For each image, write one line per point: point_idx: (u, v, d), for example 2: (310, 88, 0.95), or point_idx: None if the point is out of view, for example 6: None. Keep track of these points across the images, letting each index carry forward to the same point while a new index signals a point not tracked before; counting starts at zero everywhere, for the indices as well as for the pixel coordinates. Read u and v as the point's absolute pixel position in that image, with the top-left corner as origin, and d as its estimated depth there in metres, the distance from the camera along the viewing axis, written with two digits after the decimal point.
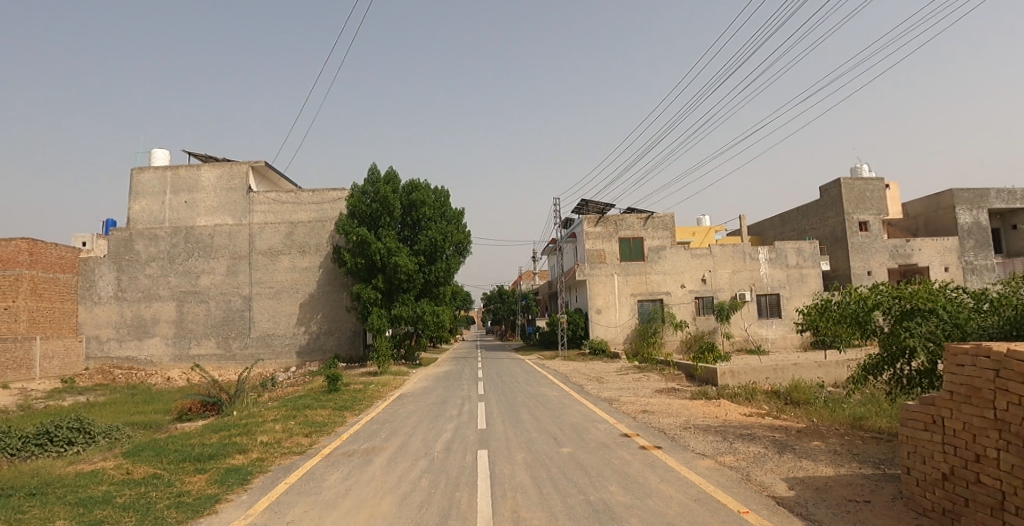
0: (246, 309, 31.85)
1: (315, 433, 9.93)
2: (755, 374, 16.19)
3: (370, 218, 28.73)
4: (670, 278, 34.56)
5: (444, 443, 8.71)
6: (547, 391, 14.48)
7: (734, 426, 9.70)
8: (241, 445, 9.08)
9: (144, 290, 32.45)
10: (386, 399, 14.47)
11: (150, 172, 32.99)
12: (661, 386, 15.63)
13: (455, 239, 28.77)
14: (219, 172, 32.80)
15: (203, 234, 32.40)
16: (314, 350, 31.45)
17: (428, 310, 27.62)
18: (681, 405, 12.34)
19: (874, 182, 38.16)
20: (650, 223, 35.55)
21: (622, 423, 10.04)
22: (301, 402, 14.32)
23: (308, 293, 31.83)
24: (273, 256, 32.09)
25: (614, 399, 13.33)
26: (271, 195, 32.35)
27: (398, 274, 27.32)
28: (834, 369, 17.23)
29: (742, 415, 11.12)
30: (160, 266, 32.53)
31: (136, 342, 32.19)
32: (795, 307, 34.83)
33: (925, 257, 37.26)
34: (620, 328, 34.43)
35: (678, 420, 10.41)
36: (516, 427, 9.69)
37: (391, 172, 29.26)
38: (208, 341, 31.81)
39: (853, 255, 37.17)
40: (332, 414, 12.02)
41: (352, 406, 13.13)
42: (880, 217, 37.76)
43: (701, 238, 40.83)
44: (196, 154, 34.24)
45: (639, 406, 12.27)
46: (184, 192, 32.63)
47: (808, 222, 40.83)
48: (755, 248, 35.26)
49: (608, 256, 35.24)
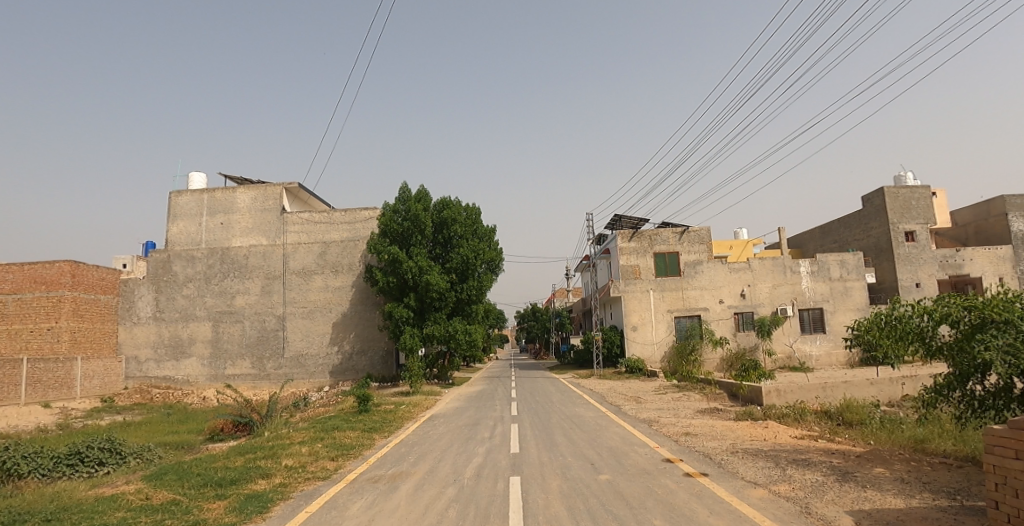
0: (279, 328, 32.17)
1: (342, 457, 9.60)
2: (804, 393, 15.24)
3: (401, 236, 28.71)
4: (707, 293, 33.51)
5: (474, 468, 8.26)
6: (584, 412, 13.88)
7: (786, 450, 8.91)
8: (265, 470, 8.83)
9: (181, 311, 33.16)
10: (416, 420, 14.12)
11: (188, 196, 33.98)
12: (704, 406, 14.82)
13: (486, 257, 28.54)
14: (254, 194, 33.52)
15: (239, 255, 33.04)
16: (347, 370, 31.48)
17: (460, 328, 27.32)
18: (727, 427, 11.54)
19: (920, 190, 36.45)
20: (686, 237, 34.65)
21: (662, 447, 9.34)
22: (331, 423, 14.08)
23: (341, 313, 31.98)
24: (307, 275, 32.44)
25: (654, 420, 12.64)
26: (304, 216, 32.85)
27: (430, 293, 27.14)
28: (889, 387, 16.09)
29: (794, 438, 10.27)
30: (197, 287, 33.25)
31: (173, 362, 32.82)
32: (841, 322, 33.24)
33: (979, 268, 35.20)
34: (656, 346, 33.45)
35: (724, 444, 9.64)
36: (550, 451, 9.15)
37: (422, 190, 29.29)
38: (243, 361, 32.19)
39: (901, 267, 35.40)
40: (361, 436, 11.72)
41: (381, 428, 12.81)
42: (927, 226, 35.97)
43: (739, 251, 39.61)
44: (232, 177, 35.13)
45: (681, 428, 11.55)
46: (220, 214, 33.45)
47: (850, 233, 39.23)
48: (796, 261, 33.93)
49: (642, 271, 34.45)
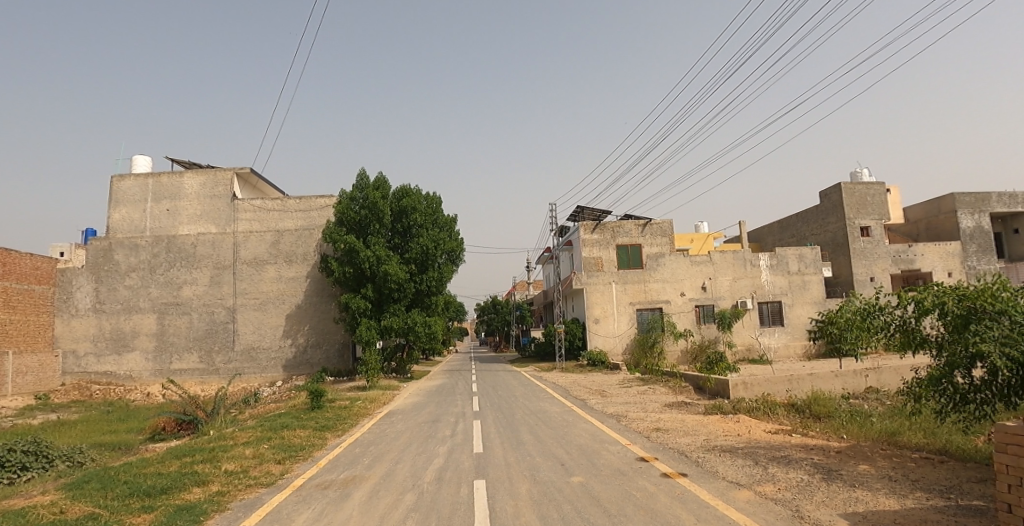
0: (230, 321, 30.55)
1: (290, 460, 8.76)
2: (770, 385, 15.16)
3: (359, 225, 27.61)
4: (670, 286, 33.63)
5: (435, 471, 7.56)
6: (548, 407, 13.36)
7: (762, 446, 8.59)
8: (202, 476, 7.90)
9: (124, 302, 31.09)
10: (373, 417, 13.28)
11: (130, 180, 31.81)
12: (671, 399, 14.54)
13: (447, 247, 27.75)
14: (203, 179, 31.65)
15: (186, 244, 31.18)
16: (301, 364, 30.19)
17: (419, 321, 26.46)
18: (698, 422, 11.24)
19: (875, 187, 37.54)
20: (649, 229, 34.63)
21: (636, 444, 8.92)
22: (280, 421, 13.10)
23: (295, 304, 30.60)
24: (259, 265, 30.88)
25: (622, 415, 12.22)
26: (257, 203, 31.23)
27: (388, 284, 26.19)
28: (852, 378, 16.20)
29: (767, 433, 10.00)
30: (140, 276, 31.22)
31: (114, 357, 30.76)
32: (799, 314, 33.93)
33: (928, 262, 36.57)
34: (619, 338, 33.37)
35: (698, 440, 9.28)
36: (516, 451, 8.54)
37: (381, 178, 28.22)
38: (191, 355, 30.44)
39: (855, 261, 36.40)
40: (312, 436, 10.85)
41: (335, 426, 11.95)
42: (881, 222, 37.09)
43: (700, 244, 39.98)
44: (179, 161, 33.08)
45: (650, 423, 11.19)
46: (166, 199, 31.46)
47: (808, 228, 40.14)
48: (756, 255, 34.41)
49: (605, 263, 34.29)
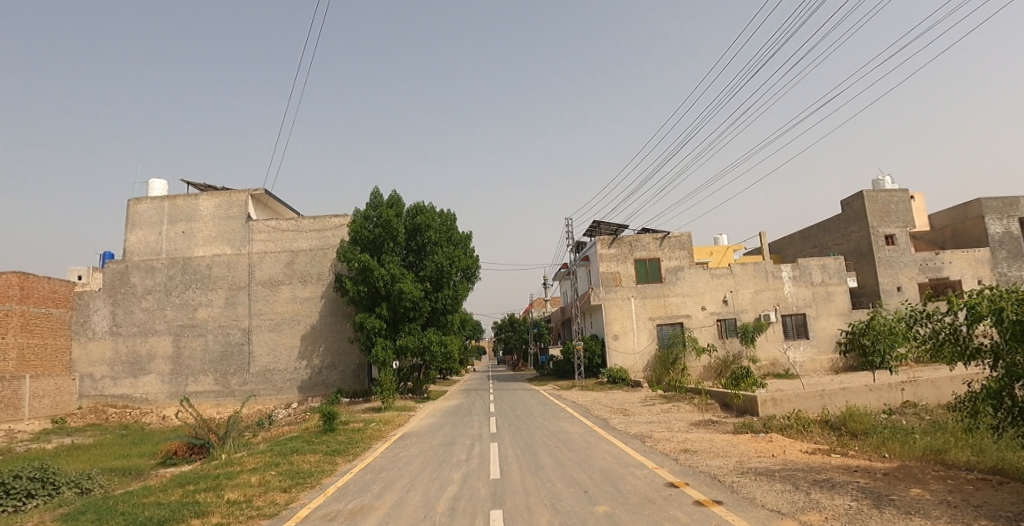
0: (245, 342, 30.42)
1: (296, 488, 8.30)
2: (801, 401, 14.41)
3: (372, 244, 27.41)
4: (689, 300, 32.84)
5: (447, 500, 7.04)
6: (568, 427, 12.76)
7: (801, 468, 7.92)
8: (203, 506, 7.47)
9: (140, 325, 31.17)
10: (386, 440, 12.80)
11: (147, 203, 32.13)
12: (696, 418, 13.86)
13: (462, 264, 27.41)
14: (218, 201, 31.85)
15: (201, 265, 31.27)
16: (316, 385, 29.88)
17: (435, 339, 26.04)
18: (728, 442, 10.56)
19: (898, 194, 36.55)
20: (666, 242, 33.99)
21: (663, 467, 8.30)
22: (290, 445, 12.68)
23: (309, 325, 30.40)
24: (273, 286, 30.82)
25: (647, 435, 11.59)
26: (271, 223, 31.29)
27: (403, 302, 25.85)
28: (888, 393, 15.34)
29: (805, 453, 9.30)
30: (156, 299, 31.33)
31: (131, 380, 30.75)
32: (824, 327, 32.86)
33: (957, 270, 35.34)
34: (639, 354, 32.57)
35: (730, 462, 8.63)
36: (535, 476, 7.99)
37: (394, 196, 28.08)
38: (206, 377, 30.31)
39: (881, 270, 35.31)
40: (322, 461, 10.40)
41: (346, 450, 11.48)
42: (906, 229, 36.01)
43: (719, 257, 39.18)
44: (195, 184, 33.40)
45: (677, 443, 10.54)
46: (182, 222, 31.68)
47: (830, 237, 39.16)
48: (778, 266, 33.54)
49: (622, 278, 33.67)
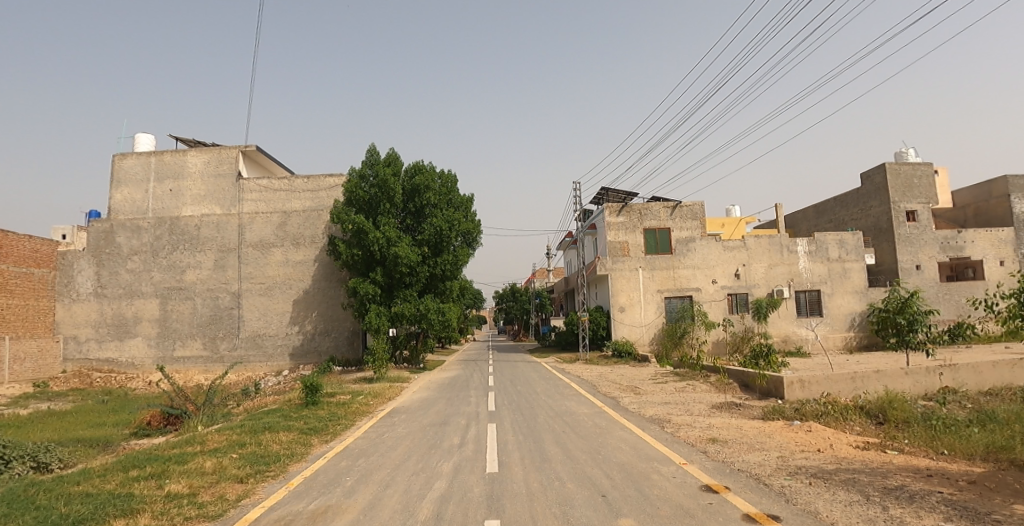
0: (234, 307, 29.18)
1: (255, 478, 6.98)
2: (830, 384, 13.14)
3: (368, 205, 25.87)
4: (699, 272, 31.38)
5: (433, 503, 5.69)
6: (575, 407, 11.44)
7: (863, 470, 6.57)
8: (134, 501, 6.14)
9: (126, 286, 29.86)
10: (372, 417, 11.51)
11: (133, 158, 30.43)
12: (717, 400, 12.54)
13: (462, 228, 25.86)
14: (207, 158, 30.14)
15: (189, 225, 29.81)
16: (309, 352, 28.74)
17: (432, 307, 24.70)
18: (761, 431, 9.22)
19: (923, 167, 34.69)
20: (677, 212, 32.42)
21: (693, 464, 6.96)
22: (264, 420, 11.40)
23: (302, 290, 29.07)
24: (264, 248, 29.40)
25: (665, 419, 10.26)
26: (262, 182, 29.69)
27: (399, 267, 24.44)
28: (927, 378, 13.99)
29: (857, 449, 8.00)
30: (143, 260, 29.95)
31: (117, 343, 29.60)
32: (839, 304, 31.52)
33: (980, 250, 33.75)
34: (645, 328, 31.25)
35: (772, 459, 7.30)
36: (541, 472, 6.67)
37: (392, 154, 26.40)
38: (194, 342, 29.16)
39: (901, 247, 33.71)
40: (294, 442, 9.10)
41: (324, 429, 10.17)
42: (928, 205, 34.27)
43: (731, 229, 37.58)
44: (183, 139, 31.67)
45: (703, 431, 9.22)
46: (169, 179, 30.09)
47: (847, 212, 37.46)
48: (793, 240, 31.99)
49: (630, 248, 32.21)
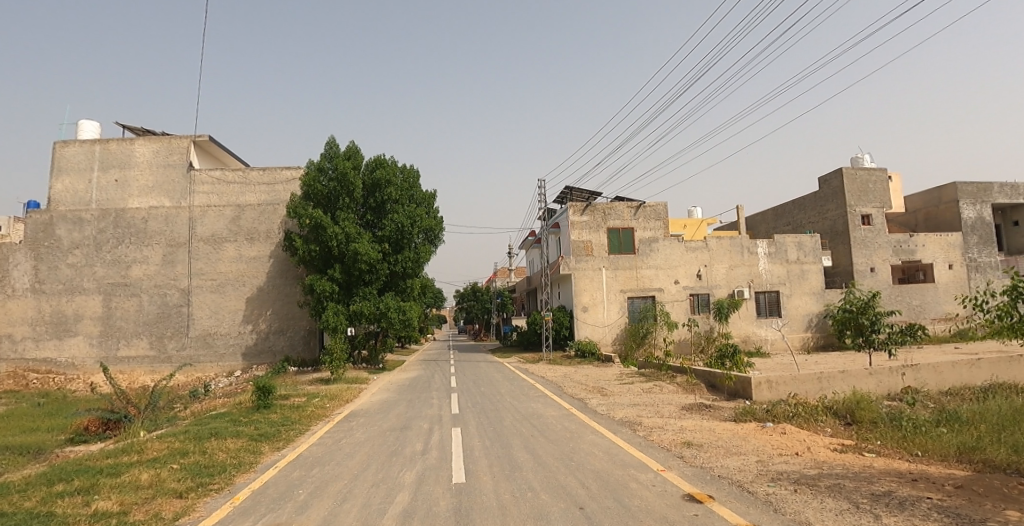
0: (184, 304, 27.71)
1: (197, 492, 6.31)
2: (796, 384, 13.17)
3: (327, 200, 24.94)
4: (664, 273, 31.55)
5: (395, 519, 5.16)
6: (542, 410, 11.05)
7: (844, 476, 6.37)
8: (52, 522, 5.38)
9: (65, 282, 27.96)
10: (329, 421, 10.85)
11: (75, 145, 28.53)
12: (685, 401, 12.37)
13: (425, 225, 25.22)
14: (156, 147, 28.53)
15: (136, 218, 28.16)
16: (263, 352, 27.52)
17: (393, 306, 23.98)
18: (734, 434, 9.02)
19: (877, 173, 35.85)
20: (642, 212, 32.55)
21: (671, 470, 6.65)
22: (211, 426, 10.58)
23: (256, 287, 27.83)
24: (217, 243, 28.03)
25: (635, 422, 9.97)
26: (215, 174, 28.32)
27: (358, 265, 23.63)
28: (887, 378, 14.19)
29: (832, 452, 7.87)
30: (85, 254, 28.11)
31: (55, 342, 27.69)
32: (797, 305, 32.23)
33: (928, 254, 35.11)
34: (609, 328, 31.22)
35: (749, 464, 7.05)
36: (513, 482, 6.22)
37: (352, 147, 25.53)
38: (140, 341, 27.55)
39: (856, 250, 34.74)
40: (243, 450, 8.38)
41: (275, 435, 9.47)
42: (882, 210, 35.43)
43: (694, 230, 38.04)
44: (130, 127, 29.90)
45: (675, 434, 8.96)
46: (114, 169, 28.35)
47: (805, 215, 38.43)
48: (754, 241, 32.55)
49: (595, 248, 32.17)
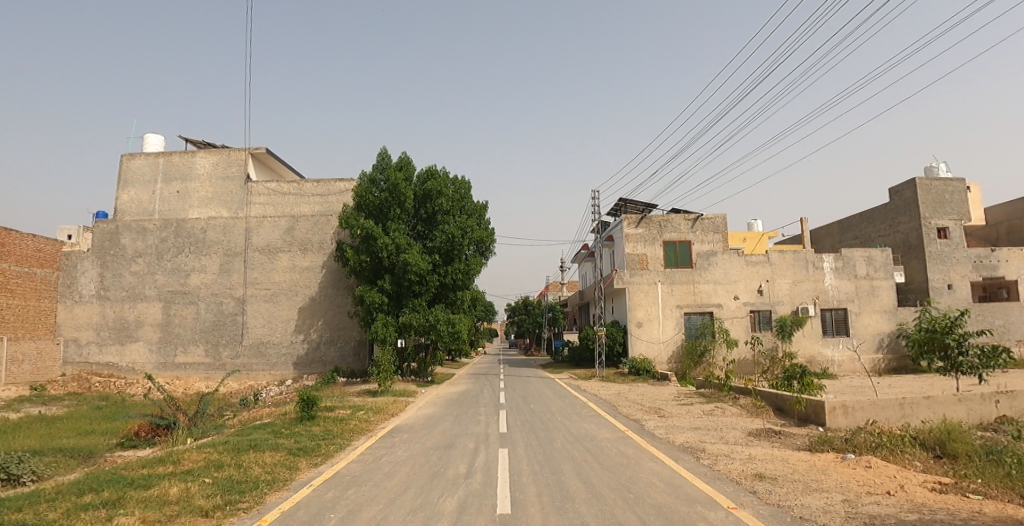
0: (238, 313, 28.36)
1: (224, 512, 5.94)
2: (876, 410, 11.89)
3: (378, 211, 25.03)
4: (721, 288, 30.07)
5: None
6: (596, 432, 10.27)
7: (955, 523, 5.34)
8: None
9: (129, 289, 29.21)
10: (371, 436, 10.43)
11: (142, 158, 29.92)
12: (754, 427, 11.32)
13: (475, 236, 24.88)
14: (216, 159, 29.54)
15: (196, 228, 29.17)
16: (313, 362, 27.78)
17: (442, 318, 23.65)
18: (811, 466, 7.98)
19: (955, 183, 33.22)
20: (699, 225, 31.22)
21: (744, 509, 5.76)
22: (252, 436, 10.36)
23: (308, 297, 28.20)
24: (271, 253, 28.63)
25: (698, 449, 9.05)
26: (271, 185, 29.05)
27: (408, 276, 23.49)
28: (980, 405, 12.61)
29: (933, 492, 6.75)
30: (147, 263, 29.30)
31: (118, 347, 28.87)
32: (866, 324, 30.04)
33: (1015, 270, 32.12)
34: (663, 345, 29.93)
35: (836, 504, 6.08)
36: (561, 516, 5.52)
37: (404, 158, 25.59)
38: (196, 348, 28.33)
39: (932, 266, 32.16)
40: (279, 465, 8.03)
41: (314, 449, 9.09)
42: (961, 222, 32.74)
43: (753, 243, 36.28)
44: (193, 141, 31.14)
45: (745, 464, 8.00)
46: (177, 181, 29.52)
47: (874, 228, 36.02)
48: (819, 255, 30.64)
49: (650, 262, 31.05)
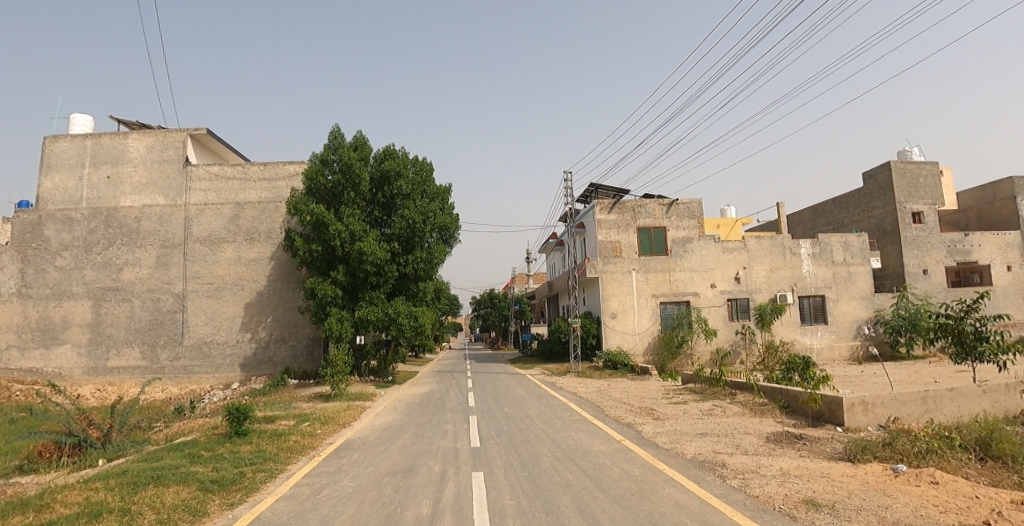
0: (178, 310, 25.66)
1: None
2: (896, 406, 10.55)
3: (331, 195, 22.77)
4: (698, 276, 28.91)
5: None
6: (589, 445, 8.54)
7: None
8: None
9: (53, 286, 26.07)
10: (314, 457, 8.42)
11: (65, 140, 26.73)
12: (766, 429, 9.82)
13: (438, 222, 22.91)
14: (151, 141, 26.59)
15: (128, 218, 26.27)
16: (263, 363, 25.34)
17: (403, 312, 21.64)
18: (865, 486, 6.41)
19: (928, 167, 32.87)
20: (675, 210, 29.96)
21: None
22: (160, 463, 8.19)
23: (256, 291, 25.71)
24: (215, 244, 25.99)
25: (717, 464, 7.39)
26: (213, 169, 26.38)
27: (364, 266, 21.38)
28: (1004, 397, 11.43)
29: None
30: (74, 256, 26.21)
31: (41, 352, 25.77)
32: (844, 311, 29.37)
33: (986, 254, 31.97)
34: (640, 336, 28.58)
35: None
36: None
37: (359, 137, 23.36)
38: (131, 351, 25.54)
39: (906, 250, 31.76)
40: (179, 509, 5.96)
41: (235, 481, 7.03)
42: (934, 207, 32.43)
43: (728, 230, 35.38)
44: (125, 122, 28.10)
45: (788, 486, 6.37)
46: (106, 165, 26.51)
47: (848, 214, 35.56)
48: (796, 241, 29.82)
49: (624, 249, 29.65)
